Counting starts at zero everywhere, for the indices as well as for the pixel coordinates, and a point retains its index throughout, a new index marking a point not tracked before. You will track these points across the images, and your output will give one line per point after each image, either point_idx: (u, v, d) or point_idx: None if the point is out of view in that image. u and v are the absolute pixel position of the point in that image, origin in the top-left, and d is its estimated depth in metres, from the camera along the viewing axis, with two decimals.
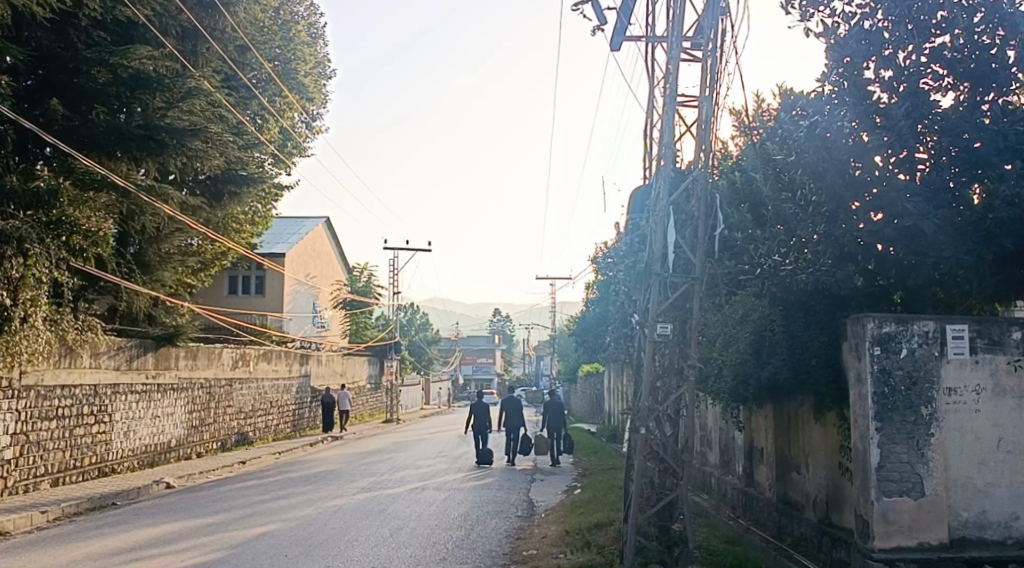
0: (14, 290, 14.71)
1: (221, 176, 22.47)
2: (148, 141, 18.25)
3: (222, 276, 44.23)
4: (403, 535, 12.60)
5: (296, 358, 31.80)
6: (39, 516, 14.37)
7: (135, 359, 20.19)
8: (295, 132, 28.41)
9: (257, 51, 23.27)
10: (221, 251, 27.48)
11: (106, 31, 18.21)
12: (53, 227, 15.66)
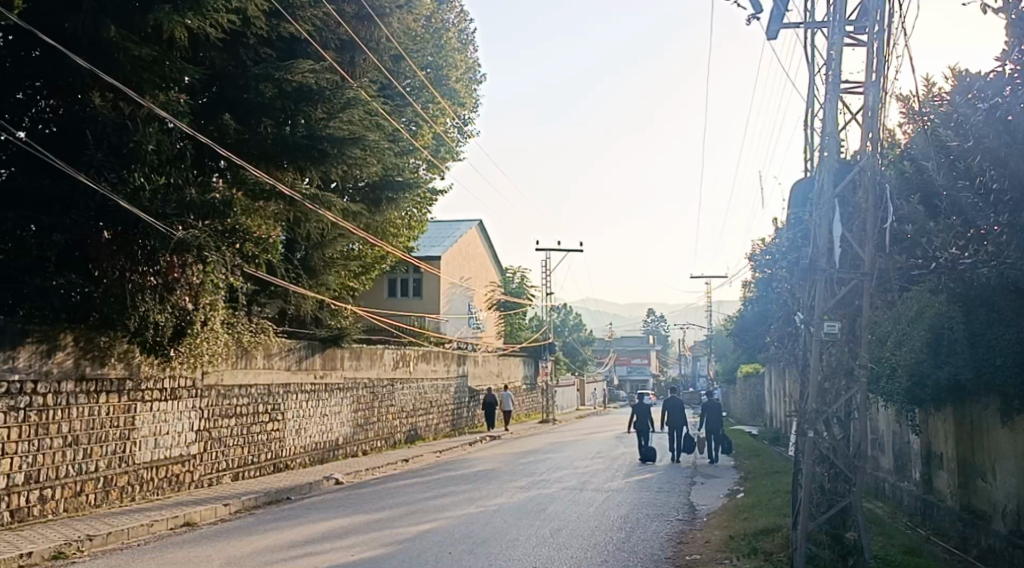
0: (195, 296, 15.42)
1: (380, 183, 23.07)
2: (312, 151, 18.89)
3: (381, 279, 45.59)
4: (564, 535, 12.64)
5: (453, 358, 32.44)
6: (222, 509, 15.16)
7: (304, 359, 21.07)
8: (447, 137, 28.97)
9: (411, 60, 23.88)
10: (380, 255, 28.25)
11: (272, 48, 19.10)
12: (228, 236, 16.15)
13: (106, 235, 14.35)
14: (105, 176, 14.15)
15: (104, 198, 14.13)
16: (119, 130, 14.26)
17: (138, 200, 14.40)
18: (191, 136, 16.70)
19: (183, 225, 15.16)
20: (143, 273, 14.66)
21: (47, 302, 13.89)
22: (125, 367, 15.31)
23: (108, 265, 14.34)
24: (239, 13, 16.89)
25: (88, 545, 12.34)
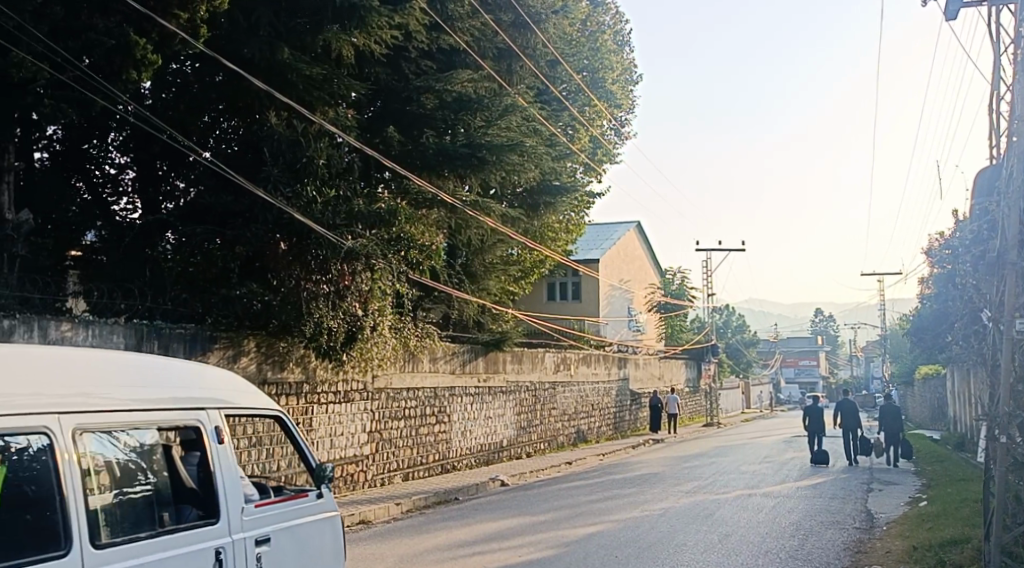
0: (365, 301, 16.06)
1: (539, 188, 23.22)
2: (471, 159, 18.90)
3: (541, 283, 45.87)
4: (734, 541, 12.37)
5: (614, 361, 32.29)
6: (394, 507, 15.62)
7: (467, 363, 21.44)
8: (605, 139, 28.86)
9: (567, 64, 23.94)
10: (539, 259, 28.41)
11: (433, 60, 19.59)
12: (395, 244, 16.08)
13: (283, 246, 15.05)
14: (282, 190, 14.79)
15: (280, 212, 14.79)
16: (293, 146, 14.86)
17: (310, 211, 14.84)
18: (358, 149, 16.98)
19: (351, 233, 15.40)
20: (316, 281, 15.31)
21: (232, 311, 14.79)
22: (303, 370, 15.99)
23: (285, 273, 15.09)
24: (402, 28, 17.41)
25: None
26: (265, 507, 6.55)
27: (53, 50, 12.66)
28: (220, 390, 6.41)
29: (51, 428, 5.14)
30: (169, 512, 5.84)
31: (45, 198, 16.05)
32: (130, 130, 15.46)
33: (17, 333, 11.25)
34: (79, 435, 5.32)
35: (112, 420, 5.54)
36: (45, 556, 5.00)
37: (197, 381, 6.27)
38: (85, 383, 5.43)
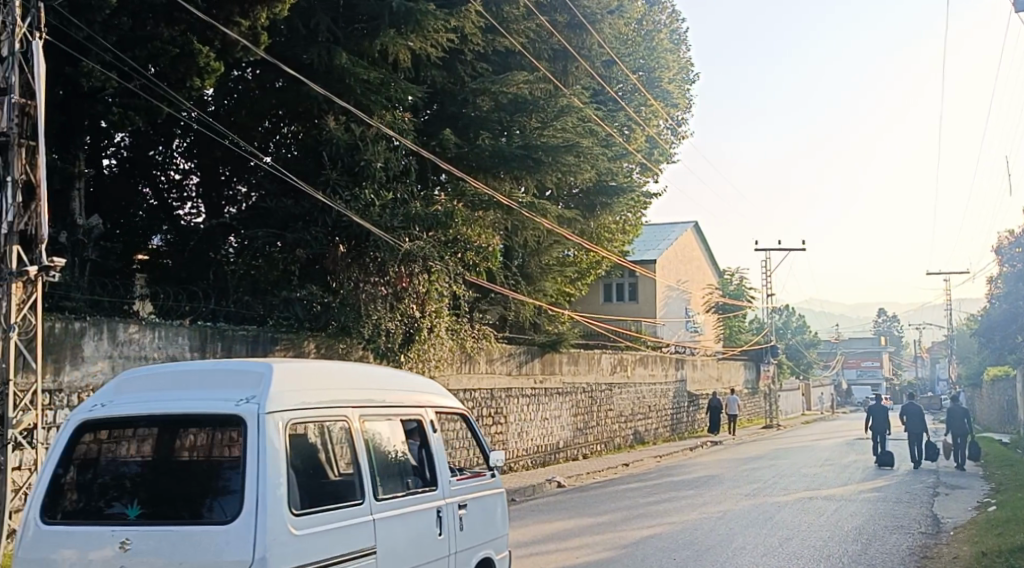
0: (422, 303, 16.08)
1: (594, 188, 23.16)
2: (527, 161, 18.88)
3: (597, 284, 45.72)
4: (795, 545, 12.21)
5: (672, 363, 32.07)
6: None
7: (524, 364, 21.46)
8: (662, 139, 28.67)
9: (623, 64, 23.85)
10: (595, 260, 28.31)
11: (488, 62, 19.66)
12: (451, 245, 16.48)
13: (341, 249, 15.23)
14: (340, 194, 14.93)
15: (339, 214, 14.94)
16: (351, 150, 15.07)
17: (368, 215, 14.90)
18: (414, 151, 17.12)
19: (409, 236, 15.38)
20: (374, 284, 15.45)
21: (292, 313, 14.96)
22: None
23: (344, 276, 15.24)
24: (457, 31, 17.54)
25: None
26: (464, 480, 7.28)
27: (121, 60, 12.95)
28: (432, 393, 7.26)
29: (345, 415, 5.98)
30: (411, 478, 6.55)
31: (112, 203, 16.52)
32: (194, 135, 15.82)
33: (88, 336, 11.56)
34: (357, 418, 6.11)
35: (374, 405, 6.32)
36: (343, 506, 5.70)
37: (417, 385, 7.13)
38: (351, 379, 6.28)
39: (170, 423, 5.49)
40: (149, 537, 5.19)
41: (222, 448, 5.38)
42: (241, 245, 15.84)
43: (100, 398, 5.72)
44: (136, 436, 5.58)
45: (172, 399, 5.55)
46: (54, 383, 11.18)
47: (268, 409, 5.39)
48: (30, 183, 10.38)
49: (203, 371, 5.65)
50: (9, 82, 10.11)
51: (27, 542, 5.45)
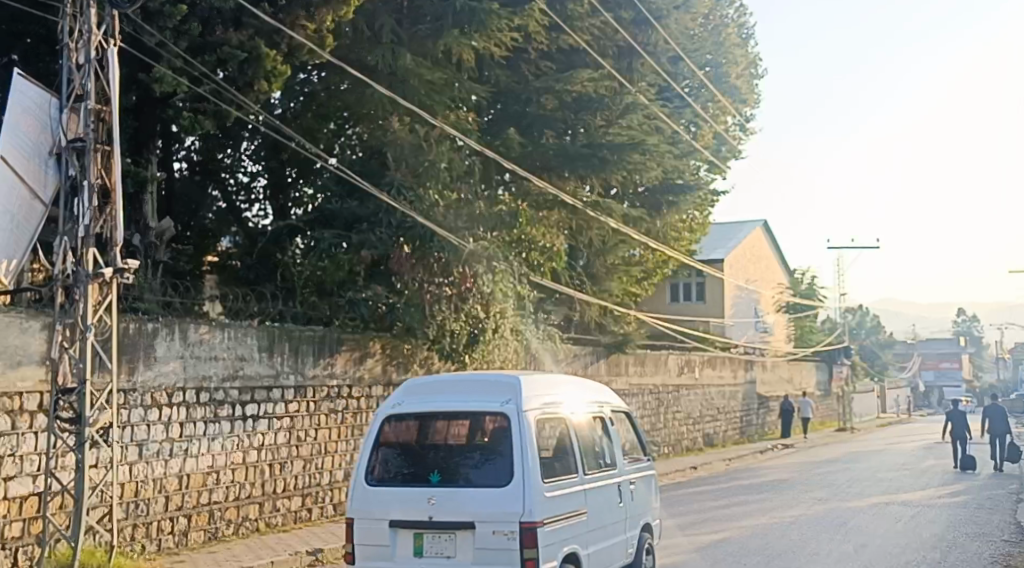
0: (486, 304, 15.75)
1: (660, 187, 22.88)
2: (592, 160, 18.84)
3: (664, 284, 45.22)
4: (872, 552, 11.83)
5: (741, 363, 31.54)
6: None
7: (589, 365, 21.24)
8: (730, 136, 28.19)
9: (690, 60, 23.51)
10: (663, 260, 27.94)
11: (553, 61, 19.52)
12: (516, 245, 16.78)
13: (406, 250, 14.77)
14: (403, 194, 14.96)
15: (402, 216, 14.89)
16: (415, 151, 15.45)
17: (432, 215, 15.05)
18: (479, 151, 17.09)
19: (473, 236, 15.57)
20: (439, 285, 15.15)
21: (358, 313, 14.66)
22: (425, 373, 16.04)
23: (411, 276, 14.81)
24: (522, 30, 17.47)
25: None
26: (635, 464, 9.14)
27: (190, 65, 13.05)
28: (610, 398, 9.22)
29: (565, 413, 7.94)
30: (603, 460, 8.43)
31: (183, 206, 17.03)
32: (261, 139, 16.14)
33: (160, 337, 11.71)
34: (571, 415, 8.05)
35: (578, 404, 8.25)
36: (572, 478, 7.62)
37: (599, 390, 9.04)
38: (560, 385, 8.20)
39: (452, 417, 7.51)
40: (449, 495, 7.14)
41: (490, 434, 7.31)
42: (307, 246, 15.16)
43: (394, 398, 7.80)
44: (424, 425, 7.59)
45: (453, 399, 7.59)
46: (128, 383, 11.36)
47: (526, 407, 7.37)
48: (106, 187, 10.52)
49: (470, 380, 7.69)
50: (86, 88, 10.30)
51: (357, 497, 7.44)
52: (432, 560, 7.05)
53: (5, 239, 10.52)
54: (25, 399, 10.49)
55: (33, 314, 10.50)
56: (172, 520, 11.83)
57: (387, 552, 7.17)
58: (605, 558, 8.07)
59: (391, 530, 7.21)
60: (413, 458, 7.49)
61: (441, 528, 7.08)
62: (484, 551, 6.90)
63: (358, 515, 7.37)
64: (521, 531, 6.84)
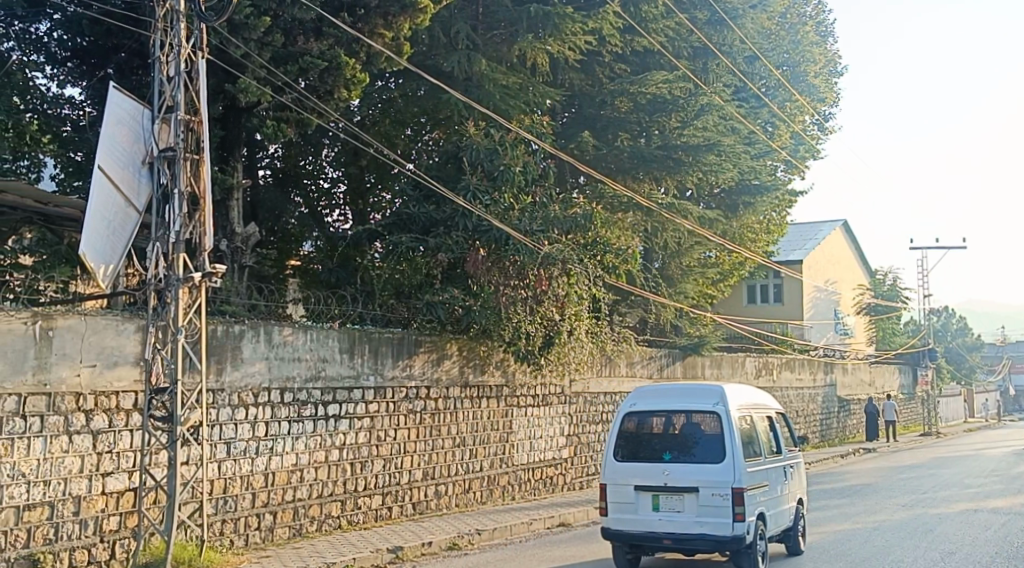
0: (561, 306, 15.71)
1: (737, 188, 22.68)
2: (668, 161, 19.00)
3: (741, 285, 44.74)
4: (958, 560, 11.61)
5: (820, 366, 31.02)
6: (594, 512, 15.79)
7: (666, 367, 21.12)
8: (808, 135, 27.72)
9: (766, 59, 23.23)
10: (739, 261, 27.54)
11: (627, 63, 19.53)
12: (589, 247, 16.37)
13: (482, 253, 14.87)
14: (480, 198, 15.01)
15: (479, 219, 14.93)
16: (491, 155, 15.37)
17: (508, 218, 15.07)
18: (553, 154, 17.22)
19: (548, 239, 15.37)
20: (514, 288, 15.20)
21: (434, 316, 14.71)
22: (501, 374, 16.15)
23: (486, 279, 14.86)
24: (595, 33, 17.47)
25: (477, 538, 13.53)
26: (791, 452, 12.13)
27: (274, 75, 13.38)
28: (772, 402, 12.24)
29: (747, 416, 11.06)
30: (772, 449, 11.51)
31: (267, 212, 17.00)
32: (341, 144, 16.59)
33: (246, 339, 12.09)
34: (749, 418, 11.12)
35: (752, 409, 11.32)
36: (757, 462, 10.78)
37: (768, 400, 12.24)
38: (740, 395, 11.30)
39: (674, 414, 10.89)
40: (679, 468, 10.45)
41: (704, 425, 10.65)
42: (384, 251, 15.20)
43: (632, 403, 11.26)
44: (653, 420, 11.00)
45: (675, 402, 11.01)
46: (216, 383, 11.78)
47: (730, 407, 10.70)
48: (195, 194, 10.96)
49: (686, 388, 11.07)
50: (177, 99, 10.76)
51: (609, 470, 10.85)
52: (666, 513, 10.39)
53: (103, 243, 10.72)
54: (120, 398, 10.93)
55: (127, 317, 10.95)
56: (259, 516, 12.19)
57: (634, 507, 10.56)
58: (775, 523, 11.18)
59: (635, 492, 10.61)
60: (646, 444, 10.87)
61: (673, 491, 10.40)
62: (706, 507, 10.21)
63: (612, 481, 10.81)
64: (732, 493, 10.13)
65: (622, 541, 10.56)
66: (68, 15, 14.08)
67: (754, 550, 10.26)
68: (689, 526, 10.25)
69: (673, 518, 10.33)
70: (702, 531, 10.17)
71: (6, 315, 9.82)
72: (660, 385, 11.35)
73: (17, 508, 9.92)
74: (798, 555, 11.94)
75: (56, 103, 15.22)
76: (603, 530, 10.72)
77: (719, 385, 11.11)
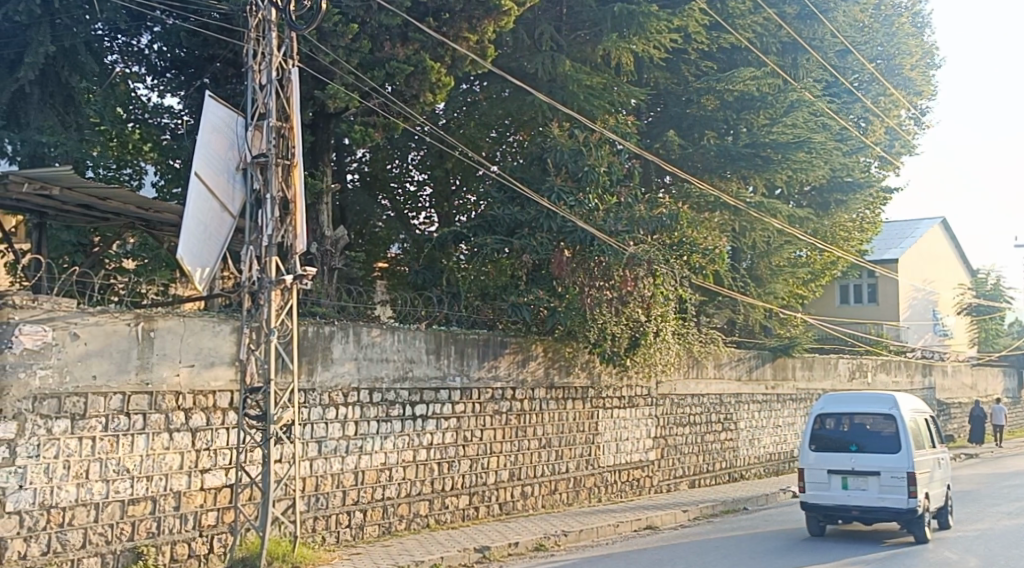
0: (647, 307, 15.57)
1: (828, 185, 22.11)
2: (755, 158, 18.49)
3: (833, 285, 43.69)
4: None
5: (918, 368, 30.03)
6: (681, 515, 15.65)
7: (754, 369, 20.76)
8: (903, 130, 26.69)
9: (859, 52, 22.54)
10: (831, 259, 26.83)
11: (713, 60, 19.26)
12: (676, 248, 16.19)
13: (567, 253, 14.76)
14: (565, 199, 15.05)
15: (563, 220, 14.92)
16: (575, 156, 15.45)
17: (593, 218, 15.01)
18: (638, 154, 17.14)
19: (633, 240, 15.27)
20: (599, 289, 15.07)
21: (520, 317, 14.91)
22: (587, 375, 16.11)
23: (571, 280, 14.83)
24: (681, 31, 17.37)
25: (564, 539, 13.55)
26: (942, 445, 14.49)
27: (362, 81, 13.70)
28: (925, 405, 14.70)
29: (913, 419, 13.64)
30: (930, 444, 14.03)
31: (356, 215, 17.34)
32: (427, 147, 16.81)
33: (336, 339, 12.35)
34: (912, 420, 13.62)
35: (913, 411, 13.80)
36: (923, 454, 13.37)
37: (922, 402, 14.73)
38: (903, 399, 13.92)
39: (855, 415, 13.64)
40: (863, 456, 13.17)
41: (882, 424, 13.37)
42: (471, 253, 15.21)
43: (819, 406, 14.04)
44: (839, 420, 13.72)
45: (857, 406, 13.74)
46: (308, 383, 12.06)
47: (903, 411, 13.41)
48: (286, 198, 11.25)
49: (865, 396, 13.78)
50: (269, 106, 11.04)
51: (806, 458, 13.59)
52: (853, 490, 13.10)
53: (199, 246, 11.04)
54: (217, 397, 11.30)
55: (223, 318, 11.32)
56: (349, 513, 12.43)
57: (826, 485, 13.29)
58: (936, 502, 13.74)
59: (828, 474, 13.33)
60: (832, 437, 13.61)
61: (860, 473, 13.12)
62: (887, 486, 12.90)
63: (807, 465, 13.58)
64: (908, 476, 12.79)
65: (818, 510, 13.30)
66: (167, 27, 14.57)
67: (923, 520, 12.90)
68: (872, 500, 12.95)
69: (861, 494, 13.03)
70: (883, 504, 12.86)
71: (111, 316, 10.24)
72: (840, 393, 14.11)
73: (122, 502, 10.29)
74: (948, 528, 14.23)
75: (156, 112, 15.94)
76: (803, 503, 13.47)
77: (891, 393, 13.82)
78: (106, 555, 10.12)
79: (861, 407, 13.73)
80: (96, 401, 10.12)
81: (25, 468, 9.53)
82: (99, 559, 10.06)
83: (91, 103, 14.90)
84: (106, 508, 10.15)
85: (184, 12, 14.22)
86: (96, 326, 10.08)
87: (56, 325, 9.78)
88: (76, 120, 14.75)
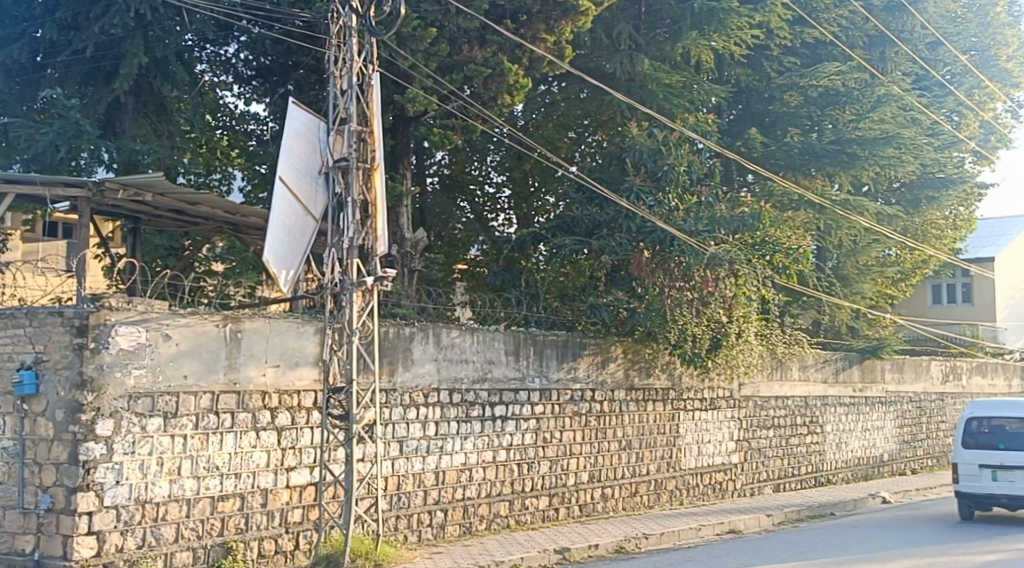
0: (729, 308, 15.24)
1: (918, 182, 21.68)
2: (840, 155, 18.13)
3: (925, 285, 42.38)
4: None
5: (1017, 372, 28.84)
6: (766, 519, 15.35)
7: (841, 371, 20.27)
8: (1000, 124, 25.77)
9: (951, 44, 21.91)
10: (923, 259, 25.90)
11: (796, 55, 18.88)
12: (759, 248, 15.82)
13: (646, 254, 14.75)
14: (644, 199, 14.93)
15: (642, 220, 14.82)
16: (654, 155, 15.36)
17: (673, 218, 14.89)
18: (719, 153, 16.91)
19: (714, 241, 15.02)
20: (680, 289, 14.92)
21: (599, 318, 14.78)
22: (668, 377, 15.95)
23: (650, 281, 14.79)
24: (763, 27, 17.16)
25: (644, 542, 13.43)
26: None
27: (440, 84, 13.82)
28: None
29: None
30: None
31: (435, 217, 17.59)
32: (507, 149, 16.92)
33: (416, 341, 12.47)
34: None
35: None
36: None
37: None
38: None
39: (1002, 418, 15.00)
40: (1012, 452, 14.51)
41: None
42: (548, 254, 15.43)
43: (969, 411, 15.47)
44: (988, 422, 15.10)
45: (1005, 410, 15.11)
46: (390, 384, 12.19)
47: None
48: (367, 201, 11.39)
49: (1012, 402, 15.16)
50: (350, 112, 11.16)
51: (959, 454, 14.97)
52: (1003, 482, 14.44)
53: (284, 249, 11.22)
54: (301, 396, 11.58)
55: (307, 320, 11.61)
56: (430, 512, 12.53)
57: (977, 477, 14.64)
58: None
59: (980, 468, 14.66)
60: (982, 436, 14.95)
61: (1009, 466, 14.45)
62: None
63: (960, 460, 14.92)
64: None
65: (970, 499, 14.66)
66: (253, 36, 14.78)
67: None
68: (1020, 490, 14.29)
69: (1011, 485, 14.36)
70: None
71: (201, 317, 10.51)
72: (989, 399, 15.52)
73: (212, 499, 10.55)
74: None
75: (243, 119, 16.49)
76: (957, 493, 14.84)
77: None
78: (197, 550, 10.38)
79: (1007, 410, 15.09)
80: (187, 400, 10.37)
81: (122, 464, 9.75)
82: (191, 553, 10.33)
83: (181, 111, 15.37)
84: (197, 504, 10.41)
85: (267, 22, 14.49)
86: (187, 326, 10.35)
87: (150, 325, 10.03)
88: (168, 127, 15.27)
